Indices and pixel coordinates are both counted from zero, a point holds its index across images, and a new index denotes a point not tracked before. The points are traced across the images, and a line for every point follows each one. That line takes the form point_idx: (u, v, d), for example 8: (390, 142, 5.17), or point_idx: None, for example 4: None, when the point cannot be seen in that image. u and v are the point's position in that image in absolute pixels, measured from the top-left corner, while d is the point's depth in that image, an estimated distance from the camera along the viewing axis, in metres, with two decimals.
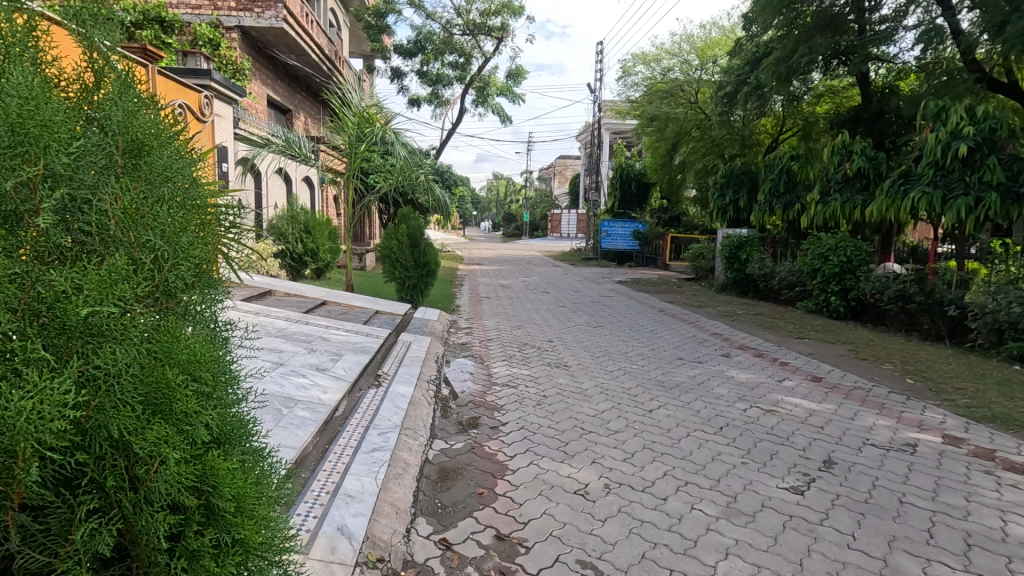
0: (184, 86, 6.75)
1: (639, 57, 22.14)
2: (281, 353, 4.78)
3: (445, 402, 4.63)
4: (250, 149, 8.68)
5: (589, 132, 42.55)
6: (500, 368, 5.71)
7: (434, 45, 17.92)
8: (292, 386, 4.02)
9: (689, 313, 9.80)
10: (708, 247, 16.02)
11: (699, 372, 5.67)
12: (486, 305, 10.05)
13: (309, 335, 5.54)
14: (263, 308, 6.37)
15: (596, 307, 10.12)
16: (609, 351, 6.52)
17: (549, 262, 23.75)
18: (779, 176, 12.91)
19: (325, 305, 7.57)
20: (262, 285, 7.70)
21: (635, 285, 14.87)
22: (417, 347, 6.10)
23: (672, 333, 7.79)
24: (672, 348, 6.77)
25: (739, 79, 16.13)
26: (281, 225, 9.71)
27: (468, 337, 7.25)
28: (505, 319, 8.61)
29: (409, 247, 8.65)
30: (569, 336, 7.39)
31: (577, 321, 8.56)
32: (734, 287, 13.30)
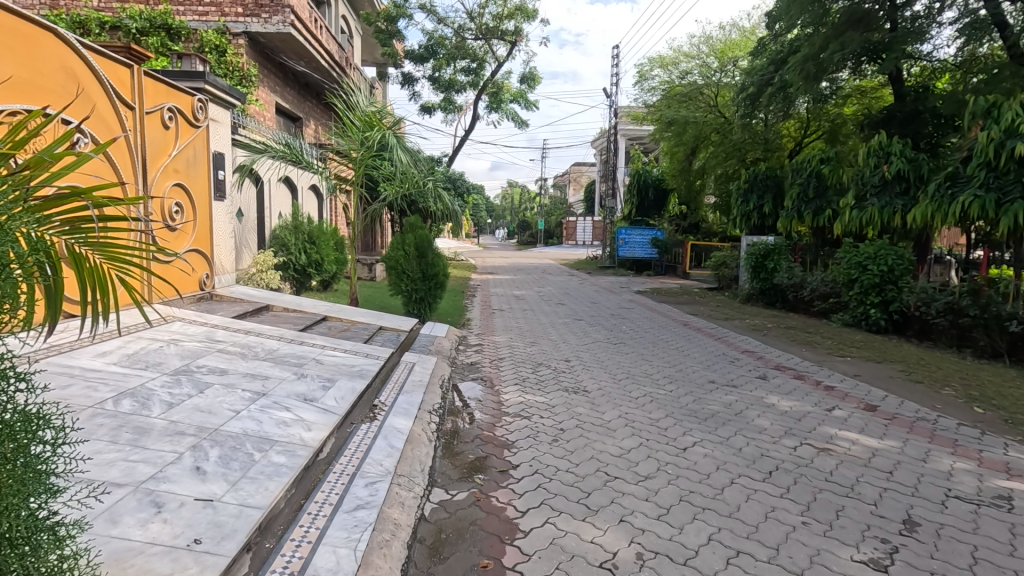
0: (176, 89, 6.36)
1: (656, 60, 21.54)
2: (265, 381, 4.26)
3: (447, 437, 4.06)
4: (248, 156, 8.27)
5: (604, 139, 41.97)
6: (512, 394, 5.14)
7: (445, 49, 17.52)
8: (271, 424, 3.49)
9: (716, 327, 9.15)
10: (731, 255, 15.34)
11: (735, 399, 5.05)
12: (498, 319, 9.51)
13: (301, 358, 5.02)
14: (256, 326, 5.89)
15: (615, 321, 9.52)
16: (632, 373, 5.92)
17: (564, 270, 23.14)
18: (808, 180, 12.23)
19: (325, 321, 7.09)
20: (260, 300, 7.24)
21: (656, 296, 14.21)
22: (420, 368, 5.56)
23: (699, 350, 7.17)
24: (701, 369, 6.14)
25: (762, 80, 15.46)
26: (283, 235, 9.26)
27: (477, 356, 6.72)
28: (517, 335, 8.06)
29: (416, 258, 8.15)
30: (586, 354, 6.81)
31: (596, 336, 7.97)
32: (760, 298, 12.59)
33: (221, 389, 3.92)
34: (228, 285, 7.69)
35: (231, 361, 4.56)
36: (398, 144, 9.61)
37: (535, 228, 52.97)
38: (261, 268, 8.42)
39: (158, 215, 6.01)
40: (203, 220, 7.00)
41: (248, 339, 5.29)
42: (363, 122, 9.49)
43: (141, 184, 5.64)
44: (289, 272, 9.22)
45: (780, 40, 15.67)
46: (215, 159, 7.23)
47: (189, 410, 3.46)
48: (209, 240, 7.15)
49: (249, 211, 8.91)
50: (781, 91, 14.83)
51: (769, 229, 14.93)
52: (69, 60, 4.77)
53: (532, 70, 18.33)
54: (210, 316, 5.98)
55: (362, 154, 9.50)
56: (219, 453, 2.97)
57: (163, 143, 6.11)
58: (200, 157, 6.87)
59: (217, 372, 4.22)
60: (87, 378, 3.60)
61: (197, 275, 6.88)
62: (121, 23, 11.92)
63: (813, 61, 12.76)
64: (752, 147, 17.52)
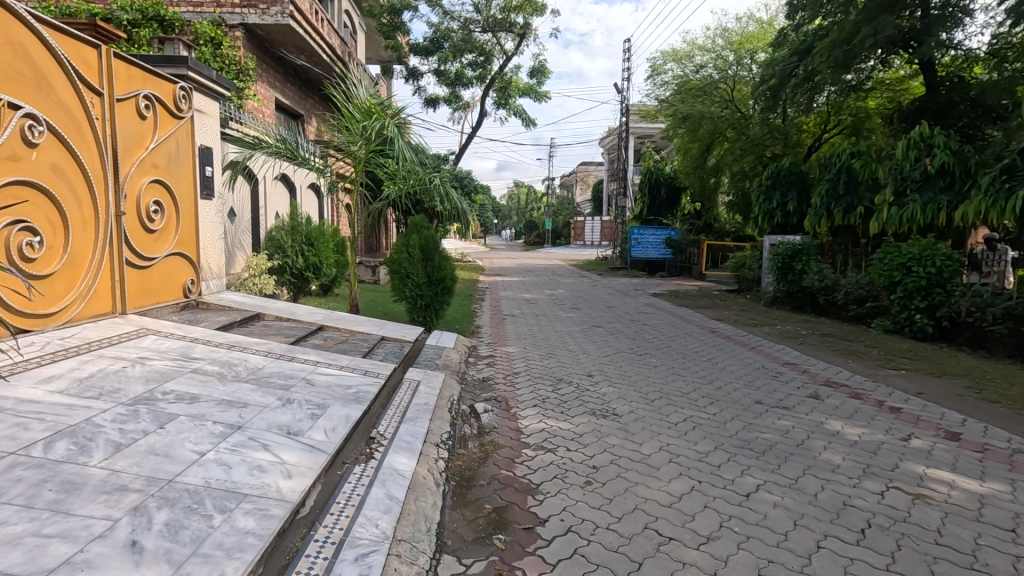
0: (155, 74, 5.71)
1: (669, 54, 20.81)
2: (243, 409, 3.60)
3: (459, 479, 3.38)
4: (240, 151, 7.66)
5: (614, 137, 41.12)
6: (532, 418, 4.46)
7: (452, 42, 16.89)
8: (242, 471, 2.82)
9: (746, 335, 8.44)
10: (752, 256, 14.61)
11: (790, 424, 4.37)
12: (509, 325, 8.84)
13: (289, 380, 4.36)
14: (242, 339, 5.25)
15: (636, 327, 8.82)
16: (666, 391, 5.23)
17: (574, 272, 22.43)
18: (837, 176, 11.48)
19: (322, 331, 6.44)
20: (250, 308, 6.60)
21: (674, 299, 13.48)
22: (425, 388, 4.89)
23: (735, 363, 6.47)
24: (741, 386, 5.45)
25: (784, 72, 14.70)
26: (280, 237, 8.60)
27: (489, 370, 6.06)
28: (531, 344, 7.39)
29: (421, 260, 7.51)
30: (610, 368, 6.11)
31: (618, 346, 7.28)
32: (787, 301, 11.84)
33: (187, 422, 3.25)
34: (218, 290, 7.08)
35: (206, 384, 3.90)
36: (400, 136, 8.95)
37: (542, 228, 52.12)
38: (254, 272, 7.77)
39: (133, 214, 5.38)
40: (188, 220, 6.37)
41: (229, 356, 4.64)
42: (362, 112, 8.83)
43: (111, 180, 5.02)
44: (286, 277, 8.57)
45: (803, 29, 14.90)
46: (201, 153, 6.60)
47: (141, 454, 2.80)
48: (195, 242, 6.52)
49: (242, 211, 8.29)
50: (806, 82, 14.17)
51: (792, 228, 14.16)
52: (21, 37, 4.12)
53: (541, 63, 17.66)
54: (191, 328, 5.33)
55: (365, 147, 8.88)
56: (168, 518, 2.31)
57: (139, 135, 5.47)
58: (184, 151, 6.23)
59: (186, 400, 3.56)
60: (17, 414, 2.94)
61: (181, 280, 6.24)
62: (112, 16, 11.33)
63: (843, 47, 11.75)
64: (772, 142, 16.75)
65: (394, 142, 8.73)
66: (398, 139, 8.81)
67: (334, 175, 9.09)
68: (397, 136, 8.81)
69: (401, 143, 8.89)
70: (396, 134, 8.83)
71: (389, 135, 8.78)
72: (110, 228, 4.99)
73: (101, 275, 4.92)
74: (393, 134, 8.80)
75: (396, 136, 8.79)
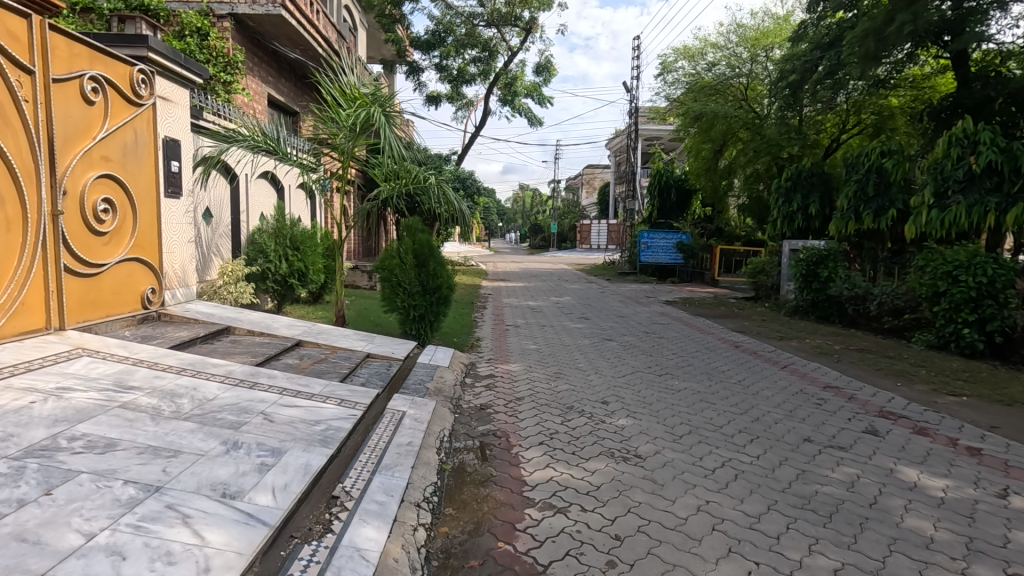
0: (106, 53, 4.97)
1: (680, 51, 20.01)
2: (171, 460, 2.83)
3: (441, 559, 2.61)
4: (214, 145, 6.91)
5: (623, 137, 40.22)
6: (537, 463, 3.68)
7: (455, 37, 16.19)
8: (139, 564, 2.04)
9: (775, 350, 7.63)
10: (770, 262, 13.80)
11: (857, 474, 3.55)
12: (512, 338, 8.07)
13: (242, 415, 3.59)
14: (200, 359, 4.49)
15: (651, 341, 8.05)
16: (696, 426, 4.43)
17: (581, 277, 21.64)
18: (866, 176, 10.67)
19: (300, 347, 5.69)
20: (219, 321, 5.86)
21: (688, 307, 12.65)
22: (409, 420, 4.11)
23: (769, 387, 5.67)
24: (783, 418, 4.66)
25: (804, 68, 13.92)
26: (262, 241, 7.87)
27: (489, 394, 5.29)
28: (537, 361, 6.62)
29: (414, 268, 6.74)
30: (628, 394, 5.32)
31: (634, 365, 6.49)
32: (811, 311, 11.01)
33: (87, 484, 2.47)
34: (187, 300, 6.38)
35: (133, 424, 3.13)
36: (389, 126, 8.05)
37: (548, 231, 51.29)
38: (229, 279, 7.02)
39: (76, 214, 4.65)
40: (148, 222, 5.64)
41: (176, 384, 3.87)
42: (348, 99, 8.08)
43: (46, 175, 4.27)
44: (267, 284, 7.82)
45: (825, 22, 14.09)
46: (165, 145, 5.86)
47: (1, 542, 2.03)
48: (157, 246, 5.78)
49: (220, 212, 7.60)
50: (829, 77, 13.46)
51: (813, 232, 13.32)
52: None
53: (547, 59, 16.89)
54: (140, 346, 4.58)
55: (354, 139, 8.10)
56: None
57: (84, 123, 4.72)
58: (143, 142, 5.49)
59: (98, 448, 2.79)
60: None
61: (139, 289, 5.50)
62: (92, 4, 10.17)
63: (876, 37, 10.79)
64: (790, 143, 15.92)
65: (381, 132, 7.85)
66: (385, 128, 7.92)
67: (323, 173, 8.35)
68: (384, 125, 7.93)
69: (389, 133, 7.98)
70: (384, 123, 7.96)
71: (376, 123, 7.91)
72: (44, 229, 4.25)
73: (30, 284, 4.16)
74: (382, 124, 7.92)
75: (384, 125, 7.90)
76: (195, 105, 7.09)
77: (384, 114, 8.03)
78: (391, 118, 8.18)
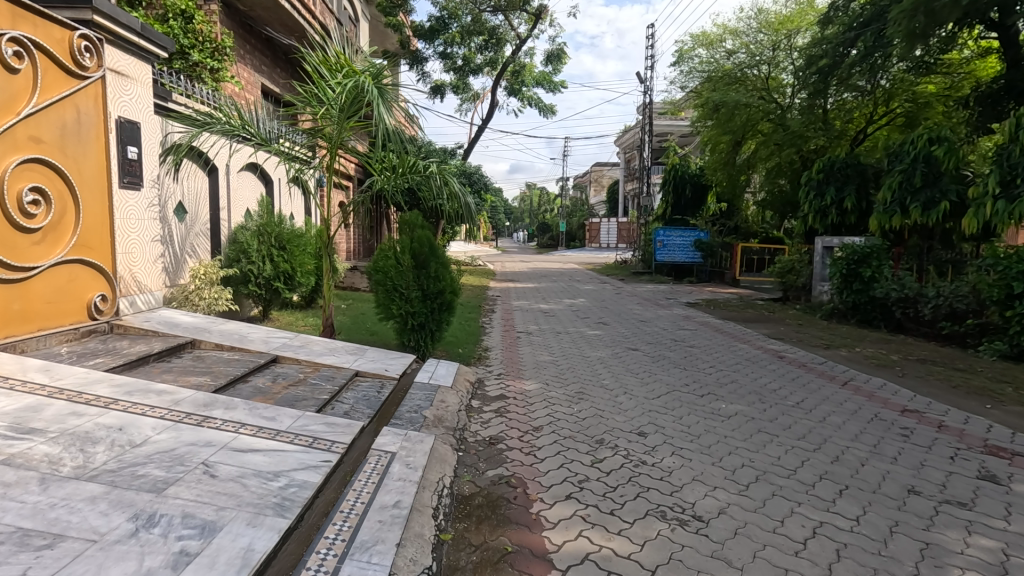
0: (36, 13, 4.12)
1: (698, 38, 18.96)
2: (41, 556, 1.95)
3: None
4: (184, 130, 6.01)
5: (633, 133, 39.21)
6: (566, 532, 2.77)
7: (460, 23, 15.26)
8: None
9: (826, 362, 6.67)
10: (800, 260, 12.76)
11: (1002, 550, 2.62)
12: (525, 348, 7.17)
13: (175, 467, 2.70)
14: (142, 384, 3.62)
15: (682, 350, 7.11)
16: (763, 470, 3.49)
17: (593, 277, 20.65)
18: (912, 166, 9.65)
19: (276, 365, 4.81)
20: (183, 332, 4.98)
21: (713, 310, 11.71)
22: (399, 467, 3.20)
23: (836, 411, 4.72)
24: (870, 457, 3.72)
25: (836, 51, 12.86)
26: (244, 239, 6.99)
27: (500, 423, 4.36)
28: (554, 378, 5.71)
29: (413, 270, 5.86)
30: (670, 423, 4.38)
31: (668, 382, 5.55)
32: (852, 314, 10.02)
33: None
34: (151, 308, 5.53)
35: (7, 493, 2.26)
36: (385, 101, 6.44)
37: (556, 230, 50.33)
38: (203, 283, 6.16)
39: None
40: (98, 217, 4.78)
41: (95, 422, 2.99)
42: (328, 68, 6.52)
43: None
44: (249, 289, 6.96)
45: (857, 3, 13.05)
46: (120, 128, 5.01)
47: None
48: (107, 246, 4.91)
49: (196, 208, 6.72)
50: (864, 60, 12.53)
51: (848, 228, 12.27)
52: None
53: (559, 47, 15.95)
54: (69, 368, 3.70)
55: (344, 122, 6.59)
56: None
57: (3, 96, 3.86)
58: (89, 124, 4.64)
59: None
60: None
61: (84, 296, 4.63)
62: None
63: (925, 10, 9.65)
64: (816, 133, 14.93)
65: (373, 108, 6.23)
66: (379, 102, 6.31)
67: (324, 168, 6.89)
68: (377, 100, 6.32)
69: (385, 109, 6.36)
70: (378, 97, 6.36)
71: (368, 98, 6.33)
72: None
73: None
74: (376, 98, 6.32)
75: (379, 100, 6.32)
76: (161, 82, 6.16)
77: (376, 87, 6.45)
78: (385, 93, 6.53)
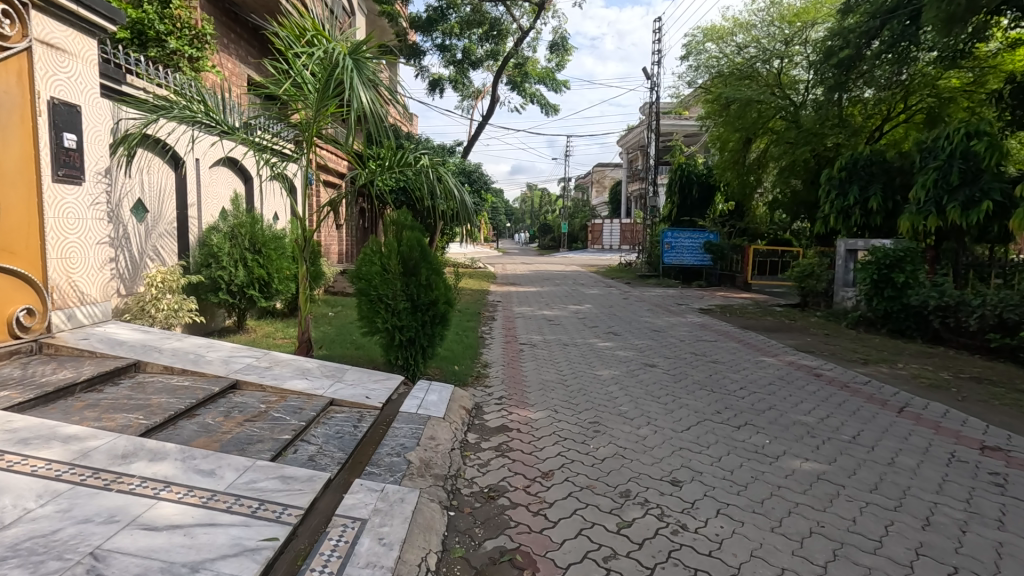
0: None
1: (707, 31, 18.16)
2: None
3: None
4: (138, 117, 5.20)
5: (637, 133, 38.48)
6: None
7: (460, 14, 14.51)
8: None
9: (871, 381, 5.88)
10: (819, 264, 11.94)
11: None
12: (528, 363, 6.42)
13: (50, 564, 1.94)
14: (46, 428, 2.85)
15: (705, 367, 6.32)
16: (841, 542, 2.71)
17: (597, 280, 19.83)
18: (949, 163, 8.89)
19: (234, 393, 4.05)
20: (124, 353, 4.21)
21: (728, 317, 10.94)
22: (369, 545, 2.43)
23: (905, 450, 3.93)
24: (970, 521, 2.94)
25: (858, 42, 12.11)
26: (214, 242, 6.22)
27: (501, 467, 3.57)
28: (563, 403, 4.93)
29: (401, 278, 5.09)
30: (708, 467, 3.59)
31: (696, 409, 4.77)
32: (881, 323, 9.25)
33: None
34: (96, 322, 4.76)
35: None
36: (363, 75, 4.92)
37: (557, 231, 49.66)
38: (162, 291, 5.38)
39: None
40: (22, 215, 4.01)
41: None
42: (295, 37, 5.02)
43: None
44: (219, 298, 6.21)
45: None
46: (53, 110, 4.25)
47: None
48: (37, 250, 4.14)
49: (160, 206, 5.96)
50: (890, 51, 11.75)
51: (873, 231, 11.46)
52: None
53: (562, 37, 15.18)
54: None
55: (320, 108, 5.12)
56: None
57: None
58: (9, 104, 3.88)
59: None
60: None
61: (4, 311, 3.86)
62: None
63: None
64: (833, 130, 14.14)
65: (345, 83, 4.70)
66: (354, 76, 4.76)
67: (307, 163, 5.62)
68: (352, 74, 4.75)
69: (362, 86, 4.82)
70: (354, 71, 4.81)
71: (340, 73, 4.79)
72: None
73: None
74: (350, 71, 4.77)
75: (355, 74, 4.77)
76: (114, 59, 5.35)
77: (353, 59, 4.94)
78: (364, 67, 4.99)
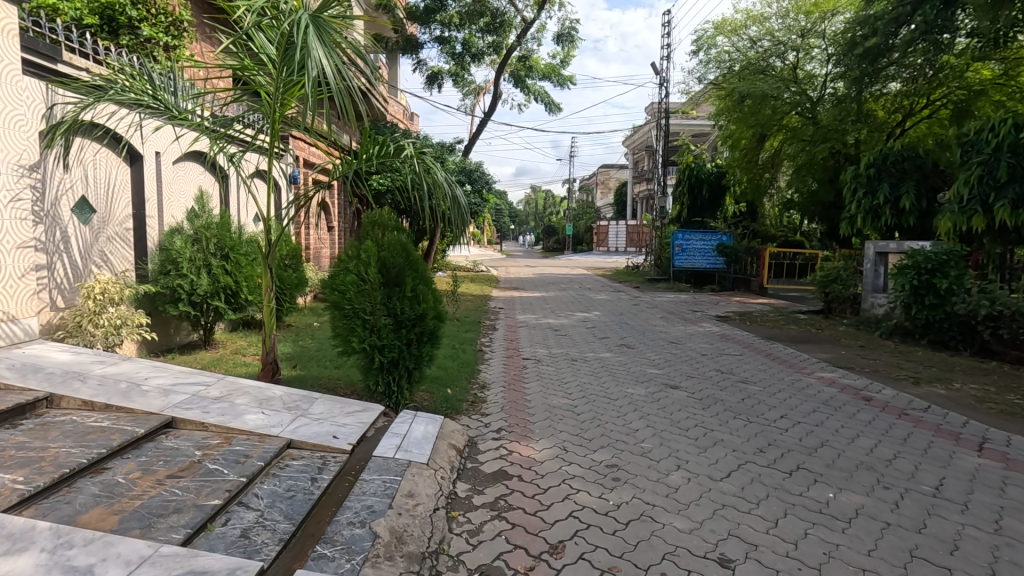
0: None
1: (717, 24, 17.33)
2: None
3: None
4: (75, 100, 4.42)
5: (644, 133, 37.71)
6: None
7: (460, 3, 13.75)
8: None
9: (932, 407, 5.04)
10: (845, 267, 11.08)
11: None
12: (532, 384, 5.60)
13: None
14: None
15: (736, 389, 5.49)
16: None
17: (605, 284, 18.91)
18: (997, 155, 7.98)
19: (166, 435, 3.26)
20: (32, 384, 3.41)
21: (749, 326, 10.09)
22: None
23: (1010, 509, 3.10)
24: None
25: (886, 31, 11.21)
26: (171, 245, 5.43)
27: (497, 538, 2.76)
28: (575, 438, 4.12)
29: (382, 288, 4.32)
30: (765, 536, 2.78)
31: (735, 448, 3.94)
32: (921, 333, 8.39)
33: None
34: (13, 342, 4.09)
35: None
36: (324, 35, 3.94)
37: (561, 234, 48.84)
38: (102, 304, 4.58)
39: None
40: None
41: None
42: None
43: None
44: (179, 310, 5.42)
45: None
46: None
47: None
48: None
49: (108, 204, 5.17)
50: (921, 38, 10.85)
51: (904, 232, 10.60)
52: None
53: (568, 28, 14.41)
54: None
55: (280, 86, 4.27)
56: None
57: None
58: None
59: None
60: None
61: None
62: None
63: None
64: (855, 125, 13.28)
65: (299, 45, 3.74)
66: (310, 36, 3.80)
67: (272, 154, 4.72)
68: (309, 35, 3.80)
69: (321, 47, 3.86)
70: (312, 28, 3.86)
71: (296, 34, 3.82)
72: None
73: None
74: (305, 29, 3.82)
75: (311, 33, 3.81)
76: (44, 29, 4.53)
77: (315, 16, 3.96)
78: (327, 27, 3.99)
